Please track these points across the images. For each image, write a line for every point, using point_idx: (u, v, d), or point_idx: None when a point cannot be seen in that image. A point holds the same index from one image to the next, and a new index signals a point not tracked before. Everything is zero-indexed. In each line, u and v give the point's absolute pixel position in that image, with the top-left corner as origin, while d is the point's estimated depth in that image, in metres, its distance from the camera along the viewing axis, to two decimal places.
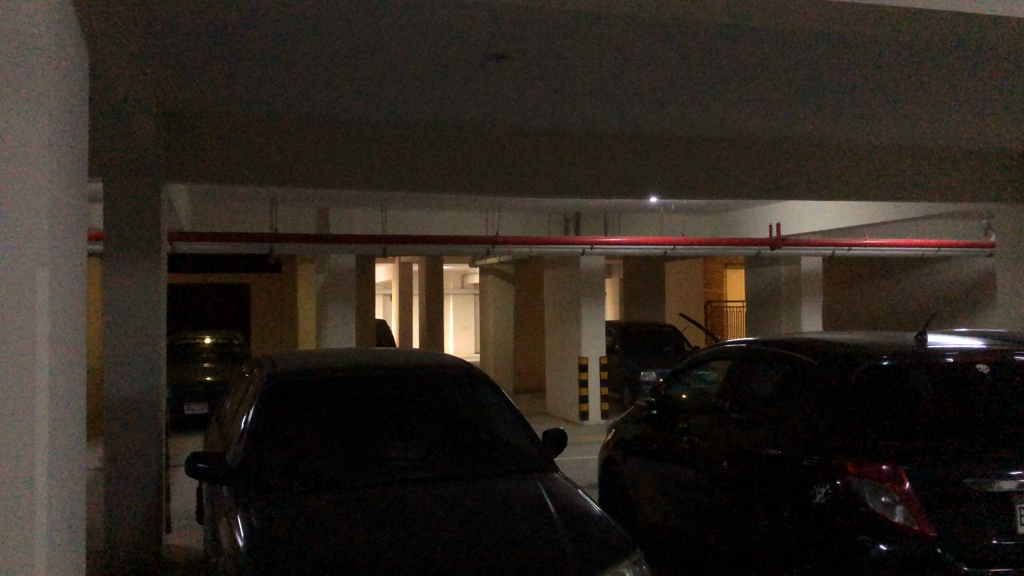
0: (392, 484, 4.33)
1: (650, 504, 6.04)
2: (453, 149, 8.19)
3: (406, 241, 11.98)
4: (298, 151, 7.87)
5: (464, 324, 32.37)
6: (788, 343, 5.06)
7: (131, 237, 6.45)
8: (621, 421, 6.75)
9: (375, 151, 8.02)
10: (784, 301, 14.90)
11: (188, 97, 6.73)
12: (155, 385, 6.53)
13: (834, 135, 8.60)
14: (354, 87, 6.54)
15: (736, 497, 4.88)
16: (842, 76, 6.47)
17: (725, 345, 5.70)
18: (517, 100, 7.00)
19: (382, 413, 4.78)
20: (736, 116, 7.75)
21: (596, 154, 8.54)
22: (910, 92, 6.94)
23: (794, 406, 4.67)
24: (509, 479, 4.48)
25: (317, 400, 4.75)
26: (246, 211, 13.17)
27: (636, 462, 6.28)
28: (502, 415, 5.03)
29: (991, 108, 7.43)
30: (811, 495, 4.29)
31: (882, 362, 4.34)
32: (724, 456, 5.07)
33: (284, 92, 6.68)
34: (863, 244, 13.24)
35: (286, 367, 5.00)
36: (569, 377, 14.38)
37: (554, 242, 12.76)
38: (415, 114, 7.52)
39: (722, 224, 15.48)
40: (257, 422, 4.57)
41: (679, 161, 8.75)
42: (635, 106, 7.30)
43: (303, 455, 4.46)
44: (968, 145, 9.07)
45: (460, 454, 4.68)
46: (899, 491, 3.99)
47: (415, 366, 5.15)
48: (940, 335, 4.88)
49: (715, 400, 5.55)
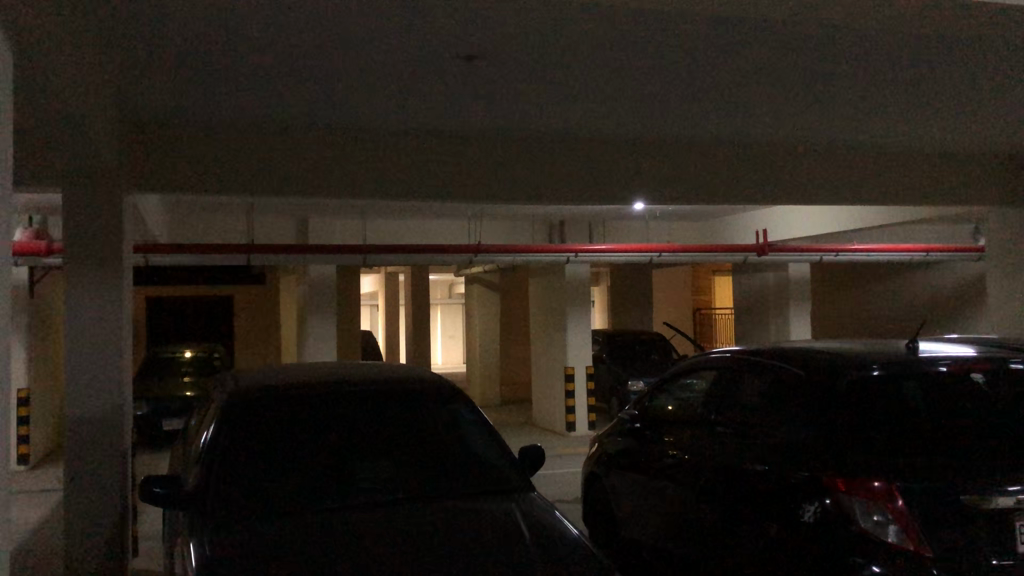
0: (361, 508, 4.27)
1: (634, 520, 5.93)
2: (424, 159, 8.15)
3: (383, 250, 11.98)
4: (270, 161, 7.80)
5: (452, 333, 32.46)
6: (774, 352, 4.98)
7: (97, 249, 6.40)
8: (605, 434, 6.67)
9: (343, 160, 7.97)
10: (773, 308, 14.75)
11: (157, 100, 6.66)
12: (118, 404, 6.44)
13: (808, 135, 8.50)
14: (329, 87, 6.49)
15: (723, 514, 4.76)
16: (799, 69, 6.45)
17: (712, 355, 5.61)
18: (490, 101, 6.96)
19: (357, 430, 4.70)
20: (696, 119, 7.73)
21: (565, 163, 8.48)
22: (883, 83, 6.89)
23: (780, 421, 4.57)
24: (484, 502, 4.41)
25: (288, 418, 4.67)
26: (226, 222, 13.11)
27: (619, 476, 6.19)
28: (476, 432, 4.96)
29: (958, 101, 7.39)
30: (801, 513, 4.15)
31: (873, 372, 4.21)
32: (710, 471, 4.96)
33: (259, 94, 6.64)
34: (851, 249, 13.07)
35: (248, 385, 4.94)
36: (557, 387, 14.31)
37: (540, 251, 12.71)
38: (382, 122, 7.52)
39: (710, 230, 15.34)
40: (218, 443, 4.50)
41: (648, 168, 8.68)
42: (593, 108, 7.30)
43: (272, 479, 4.39)
44: (939, 147, 9.04)
45: (434, 475, 4.61)
46: (891, 509, 3.83)
47: (392, 380, 5.09)
48: (932, 344, 4.79)
49: (702, 411, 5.46)
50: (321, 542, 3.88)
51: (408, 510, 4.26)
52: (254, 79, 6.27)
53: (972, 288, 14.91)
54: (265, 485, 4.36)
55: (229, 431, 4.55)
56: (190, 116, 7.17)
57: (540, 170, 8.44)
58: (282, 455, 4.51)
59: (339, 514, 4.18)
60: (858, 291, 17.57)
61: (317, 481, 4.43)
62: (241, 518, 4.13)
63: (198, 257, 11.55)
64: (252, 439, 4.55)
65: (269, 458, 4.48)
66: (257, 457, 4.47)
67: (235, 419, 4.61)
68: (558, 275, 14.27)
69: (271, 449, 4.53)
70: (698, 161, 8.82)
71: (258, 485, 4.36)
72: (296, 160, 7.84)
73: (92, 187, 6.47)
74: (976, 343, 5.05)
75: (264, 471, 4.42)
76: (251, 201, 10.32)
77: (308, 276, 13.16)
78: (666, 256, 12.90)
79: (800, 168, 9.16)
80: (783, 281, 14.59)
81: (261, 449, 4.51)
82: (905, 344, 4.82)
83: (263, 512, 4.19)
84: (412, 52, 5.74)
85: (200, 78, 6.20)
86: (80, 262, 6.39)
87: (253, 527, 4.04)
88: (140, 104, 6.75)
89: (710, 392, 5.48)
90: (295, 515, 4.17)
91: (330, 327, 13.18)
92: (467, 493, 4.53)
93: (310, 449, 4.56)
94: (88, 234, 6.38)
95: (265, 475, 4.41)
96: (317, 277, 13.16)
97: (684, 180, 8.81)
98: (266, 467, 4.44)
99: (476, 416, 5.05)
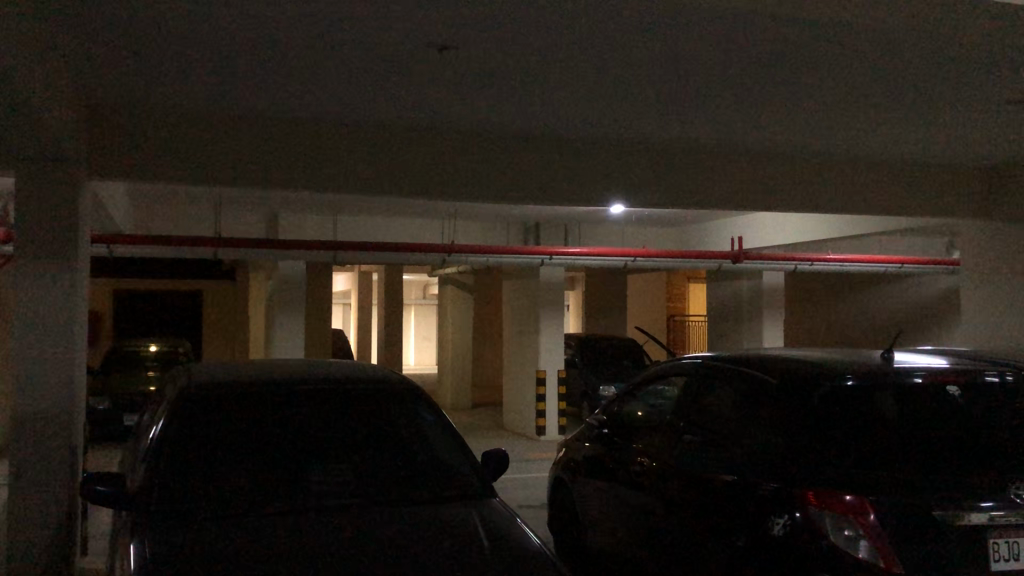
0: (314, 512, 4.10)
1: (600, 528, 5.79)
2: (395, 154, 7.97)
3: (353, 247, 11.77)
4: (235, 151, 7.59)
5: (426, 335, 32.21)
6: (745, 358, 4.87)
7: (51, 237, 6.18)
8: (572, 439, 6.54)
9: (309, 151, 7.76)
10: (746, 316, 14.69)
11: (119, 85, 6.45)
12: (69, 396, 6.20)
13: (787, 142, 8.40)
14: (299, 75, 6.30)
15: (691, 524, 4.63)
16: (779, 73, 6.33)
17: (682, 361, 5.50)
18: (466, 94, 6.79)
19: (312, 429, 4.52)
20: (673, 121, 7.61)
21: (539, 162, 8.34)
22: (866, 91, 6.79)
23: (750, 430, 4.46)
24: (443, 508, 4.25)
25: (241, 415, 4.48)
26: (193, 214, 12.85)
27: (585, 482, 6.05)
28: (438, 434, 4.79)
29: (936, 111, 7.32)
30: (769, 526, 4.02)
31: (847, 382, 4.08)
32: (678, 480, 4.83)
33: (226, 81, 6.43)
34: (826, 259, 13.01)
35: (202, 379, 4.74)
36: (528, 391, 14.16)
37: (514, 252, 12.55)
38: (352, 113, 7.34)
39: (686, 236, 15.27)
40: (167, 440, 4.31)
41: (624, 169, 8.55)
42: (568, 107, 7.16)
43: (223, 481, 4.22)
44: (917, 157, 8.99)
45: (392, 479, 4.45)
46: (863, 524, 3.72)
47: (352, 377, 4.91)
48: (908, 355, 4.70)
49: (671, 418, 5.33)
50: (271, 548, 3.70)
51: (364, 516, 4.09)
52: (220, 65, 6.07)
53: (946, 301, 14.96)
54: (216, 488, 4.18)
55: (177, 428, 4.35)
56: (153, 102, 6.95)
57: (516, 168, 8.29)
58: (234, 456, 4.33)
59: (291, 519, 4.01)
60: (832, 301, 17.59)
61: (269, 484, 4.25)
62: (186, 522, 3.94)
63: (163, 248, 11.28)
64: (203, 437, 4.36)
65: (221, 458, 4.31)
66: (208, 457, 4.30)
67: (184, 416, 4.41)
68: (532, 277, 14.12)
69: (222, 449, 4.34)
70: (675, 164, 8.71)
71: (209, 487, 4.18)
72: (263, 151, 7.65)
73: (48, 173, 6.25)
74: (951, 353, 4.96)
75: (215, 473, 4.25)
76: (220, 193, 10.11)
77: (277, 272, 12.93)
78: (641, 261, 12.79)
79: (777, 175, 9.06)
80: (758, 289, 14.52)
81: (213, 448, 4.33)
82: (879, 355, 4.71)
83: (211, 515, 4.02)
84: (384, 41, 5.56)
85: (164, 62, 5.99)
86: (32, 249, 6.16)
87: (199, 531, 3.86)
88: (101, 88, 6.53)
89: (680, 399, 5.35)
90: (244, 519, 3.99)
91: (297, 325, 12.96)
92: (425, 499, 4.37)
93: (265, 449, 4.38)
94: (42, 222, 6.16)
95: (216, 477, 4.23)
96: (286, 273, 12.92)
97: (660, 184, 8.69)
98: (218, 468, 4.26)
99: (439, 418, 4.87)
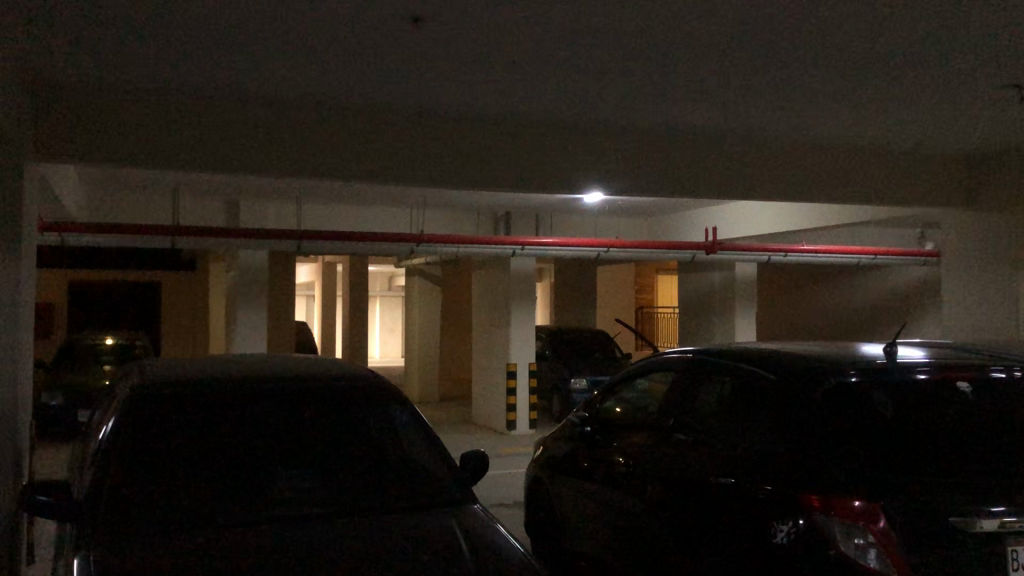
0: (277, 522, 3.76)
1: (582, 531, 5.51)
2: (363, 140, 7.63)
3: (319, 237, 11.38)
4: (194, 134, 7.17)
5: (391, 328, 31.83)
6: (736, 353, 4.60)
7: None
8: (550, 436, 6.25)
9: (273, 135, 7.38)
10: (719, 308, 14.53)
11: (67, 58, 6.00)
12: (13, 396, 5.65)
13: (771, 128, 8.17)
14: (264, 50, 5.90)
15: (681, 528, 4.37)
16: (771, 56, 6.07)
17: (666, 355, 5.22)
18: (441, 73, 6.44)
19: (274, 434, 4.17)
20: (656, 105, 7.34)
21: (515, 148, 8.05)
22: (857, 77, 6.56)
23: (747, 431, 4.19)
24: (418, 517, 3.94)
25: (197, 417, 4.11)
26: (150, 202, 12.37)
27: (565, 483, 5.77)
28: (412, 436, 4.47)
29: (929, 98, 7.12)
30: (772, 534, 3.76)
31: (850, 379, 3.86)
32: (667, 482, 4.56)
33: (183, 57, 6.02)
34: (800, 250, 12.86)
35: (155, 376, 4.37)
36: (498, 384, 13.87)
37: (484, 243, 12.23)
38: (317, 92, 6.96)
39: (658, 227, 15.06)
40: (114, 443, 3.93)
41: (603, 157, 8.27)
42: (548, 88, 6.84)
43: (178, 489, 3.87)
44: (900, 145, 8.82)
45: (362, 485, 4.12)
46: (873, 531, 3.46)
47: (318, 374, 4.56)
48: (899, 348, 4.47)
49: (657, 417, 5.05)
50: (229, 564, 3.35)
51: (333, 526, 3.76)
52: (176, 39, 5.65)
53: (919, 292, 14.95)
54: (172, 497, 3.83)
55: (126, 428, 3.98)
56: (104, 79, 6.50)
57: (489, 153, 7.97)
58: (191, 460, 3.98)
59: (254, 531, 3.67)
60: (804, 292, 17.56)
61: (231, 492, 3.91)
62: (136, 535, 3.58)
63: (118, 237, 10.79)
64: (156, 440, 4.00)
65: (177, 463, 3.96)
66: (163, 462, 3.94)
67: (136, 415, 4.04)
68: (503, 268, 13.82)
69: (178, 453, 3.99)
70: (655, 151, 8.45)
71: (161, 496, 3.81)
72: (223, 133, 7.24)
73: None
74: (952, 345, 4.72)
75: (170, 480, 3.89)
76: (180, 178, 9.68)
77: (238, 261, 12.48)
78: (614, 252, 12.53)
79: (759, 163, 8.81)
80: (730, 281, 14.36)
81: (168, 452, 3.98)
82: (873, 348, 4.48)
83: (164, 528, 3.66)
84: (354, 12, 5.19)
85: (115, 35, 5.56)
86: None
87: (151, 545, 3.50)
88: (46, 62, 6.07)
89: (666, 397, 5.08)
90: (200, 532, 3.64)
91: (260, 318, 12.56)
92: (398, 506, 4.05)
93: (226, 453, 4.04)
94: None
95: (171, 485, 3.88)
96: (248, 263, 12.48)
97: (638, 171, 8.41)
98: (172, 475, 3.91)
99: (412, 419, 4.55)
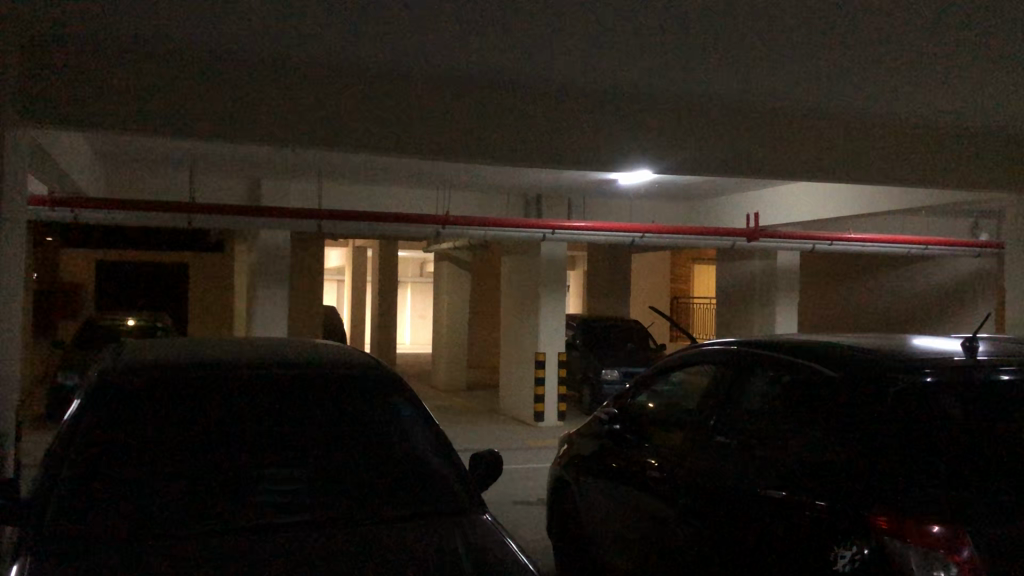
0: (258, 530, 3.29)
1: (611, 540, 4.98)
2: (379, 111, 7.12)
3: (339, 216, 10.94)
4: (198, 100, 6.69)
5: (422, 314, 31.44)
6: (787, 345, 4.05)
7: None
8: (577, 433, 5.72)
9: (285, 104, 6.90)
10: (759, 298, 13.87)
11: (53, 16, 5.52)
12: None
13: (824, 105, 7.52)
14: (268, 10, 5.41)
15: (722, 546, 3.84)
16: (822, 25, 5.48)
17: (706, 346, 4.66)
18: (459, 40, 5.93)
19: (259, 429, 3.68)
20: (694, 78, 6.76)
21: (541, 122, 7.49)
22: (915, 52, 5.94)
23: (802, 437, 3.64)
24: (421, 526, 3.45)
25: (171, 408, 3.65)
26: (167, 178, 12.01)
27: (592, 484, 5.23)
28: (418, 433, 3.98)
29: (994, 75, 6.48)
30: (834, 560, 3.22)
31: (926, 379, 3.32)
32: (707, 492, 4.02)
33: (180, 18, 5.55)
34: (847, 238, 12.16)
35: (131, 361, 3.91)
36: (526, 374, 13.35)
37: (513, 225, 11.68)
38: (327, 59, 6.46)
39: (699, 213, 14.44)
40: (75, 435, 3.48)
41: (635, 133, 7.71)
42: (574, 57, 6.30)
43: (149, 490, 3.41)
44: (958, 128, 8.17)
45: (360, 487, 3.65)
46: (956, 561, 2.93)
47: (316, 362, 4.07)
48: (954, 340, 3.98)
49: (696, 416, 4.51)
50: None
51: (323, 535, 3.29)
52: None
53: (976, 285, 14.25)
54: (139, 498, 3.37)
55: (87, 419, 3.51)
56: (99, 40, 6.04)
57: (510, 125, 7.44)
58: (165, 458, 3.52)
59: (233, 539, 3.20)
60: (849, 283, 16.90)
61: (209, 493, 3.44)
62: (92, 543, 3.13)
63: (135, 214, 10.38)
64: (121, 434, 3.53)
65: (147, 459, 3.51)
66: (132, 456, 3.50)
67: (101, 402, 3.58)
68: (532, 253, 13.28)
69: (148, 450, 3.54)
70: (694, 129, 7.84)
71: (125, 497, 3.36)
72: (232, 100, 6.77)
73: None
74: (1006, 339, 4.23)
75: (137, 482, 3.43)
76: (192, 148, 9.29)
77: (259, 241, 12.04)
78: (649, 238, 11.93)
79: (806, 143, 8.17)
80: (772, 270, 13.68)
81: (139, 447, 3.53)
82: (930, 341, 3.96)
83: (127, 534, 3.20)
84: None
85: None
86: None
87: (110, 554, 3.05)
88: (35, 22, 5.62)
89: (706, 393, 4.52)
90: (168, 540, 3.18)
91: (280, 301, 12.12)
92: (401, 512, 3.56)
93: (204, 450, 3.58)
94: None
95: (138, 486, 3.42)
96: (269, 243, 12.06)
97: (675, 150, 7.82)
98: (140, 473, 3.46)
99: (419, 415, 4.04)
